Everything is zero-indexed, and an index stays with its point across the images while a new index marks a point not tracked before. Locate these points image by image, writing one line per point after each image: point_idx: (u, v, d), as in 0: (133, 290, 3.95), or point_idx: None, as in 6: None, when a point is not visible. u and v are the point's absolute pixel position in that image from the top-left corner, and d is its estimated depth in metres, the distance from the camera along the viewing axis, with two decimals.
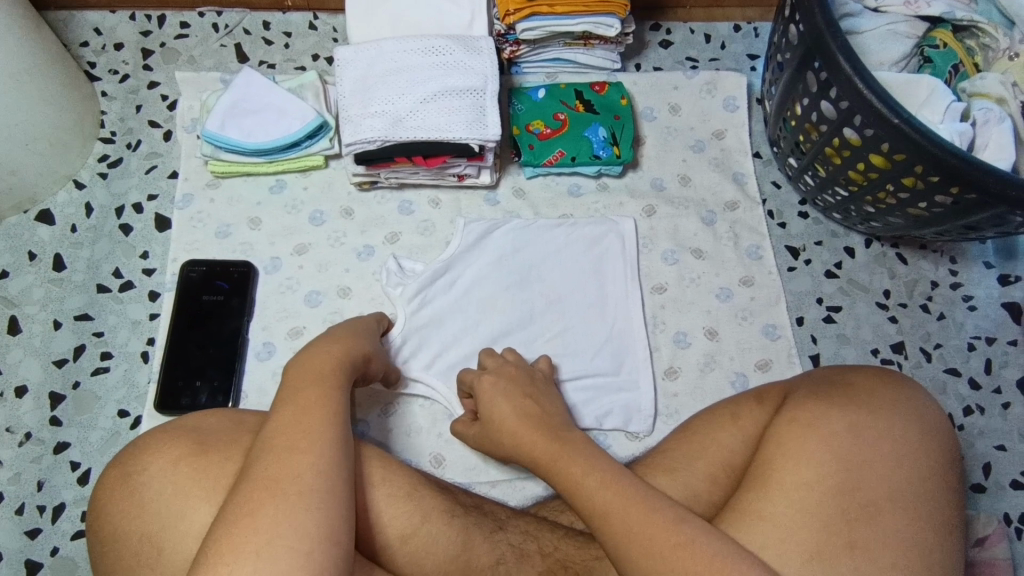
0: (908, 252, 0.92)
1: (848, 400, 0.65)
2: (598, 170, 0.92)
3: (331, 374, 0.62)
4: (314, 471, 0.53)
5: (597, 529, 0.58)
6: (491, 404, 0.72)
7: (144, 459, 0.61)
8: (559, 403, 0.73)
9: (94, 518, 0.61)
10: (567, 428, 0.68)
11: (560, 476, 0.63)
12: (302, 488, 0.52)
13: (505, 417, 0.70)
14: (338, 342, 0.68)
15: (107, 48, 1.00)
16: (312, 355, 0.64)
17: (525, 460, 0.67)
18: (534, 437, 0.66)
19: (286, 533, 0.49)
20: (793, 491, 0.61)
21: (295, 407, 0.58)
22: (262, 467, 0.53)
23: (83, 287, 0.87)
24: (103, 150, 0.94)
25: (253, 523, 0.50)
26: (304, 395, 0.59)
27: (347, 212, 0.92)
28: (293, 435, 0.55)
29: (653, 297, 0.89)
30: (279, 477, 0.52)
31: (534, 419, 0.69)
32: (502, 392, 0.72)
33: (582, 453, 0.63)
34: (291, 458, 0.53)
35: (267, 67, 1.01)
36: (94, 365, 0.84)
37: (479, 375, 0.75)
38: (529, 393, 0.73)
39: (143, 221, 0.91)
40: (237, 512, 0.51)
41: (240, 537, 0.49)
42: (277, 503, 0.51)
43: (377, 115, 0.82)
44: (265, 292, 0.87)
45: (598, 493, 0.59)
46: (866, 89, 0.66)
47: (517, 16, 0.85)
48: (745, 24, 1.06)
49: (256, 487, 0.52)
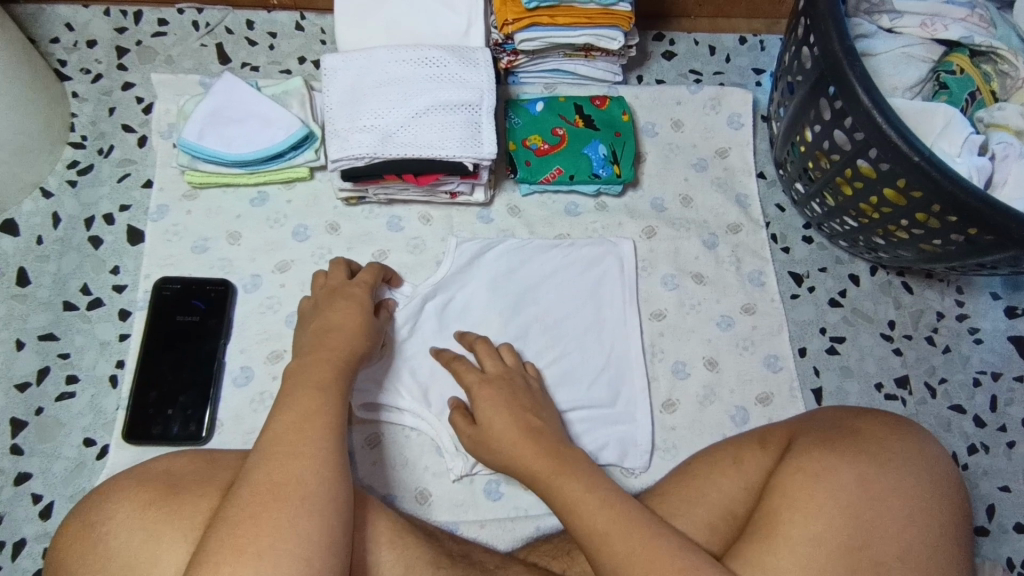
0: (914, 281, 0.89)
1: (856, 449, 0.62)
2: (597, 188, 0.88)
3: (333, 384, 0.62)
4: (318, 479, 0.54)
5: (595, 551, 0.57)
6: (490, 412, 0.69)
7: (108, 508, 0.57)
8: (555, 420, 0.71)
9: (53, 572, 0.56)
10: (565, 442, 0.66)
11: (558, 493, 0.61)
12: (304, 494, 0.53)
13: (504, 426, 0.67)
14: (336, 347, 0.66)
15: (79, 45, 0.94)
16: (313, 363, 0.64)
17: (521, 471, 0.65)
18: (533, 451, 0.64)
19: (288, 539, 0.50)
20: (798, 546, 0.58)
21: (299, 414, 0.58)
22: (262, 472, 0.54)
23: (49, 304, 0.82)
24: (72, 155, 0.89)
25: (258, 526, 0.50)
26: (306, 402, 0.59)
27: (333, 227, 0.87)
28: (294, 440, 0.56)
29: (652, 324, 0.86)
30: (283, 482, 0.53)
31: (534, 431, 0.67)
32: (501, 400, 0.70)
33: (584, 477, 0.61)
34: (295, 464, 0.54)
35: (250, 69, 0.95)
36: (59, 389, 0.79)
37: (478, 383, 0.73)
38: (528, 405, 0.71)
39: (114, 234, 0.85)
40: (239, 514, 0.51)
41: (244, 538, 0.50)
42: (281, 509, 0.51)
43: (366, 130, 0.77)
44: (244, 312, 0.82)
45: (598, 513, 0.58)
46: (884, 123, 0.63)
47: (516, 26, 0.81)
48: (751, 36, 1.02)
49: (262, 489, 0.52)
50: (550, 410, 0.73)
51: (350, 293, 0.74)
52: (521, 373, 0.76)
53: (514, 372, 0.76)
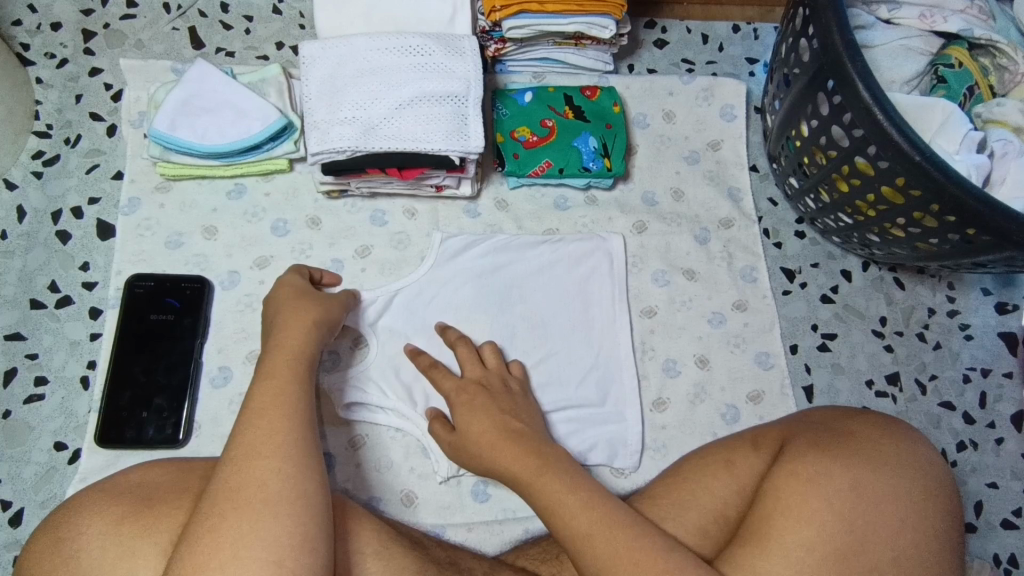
0: (906, 277, 0.88)
1: (850, 453, 0.61)
2: (587, 182, 0.86)
3: (292, 375, 0.59)
4: (280, 476, 0.52)
5: (579, 552, 0.55)
6: (467, 416, 0.68)
7: (78, 522, 0.54)
8: (538, 421, 0.69)
9: None
10: (546, 441, 0.64)
11: (540, 494, 0.59)
12: (266, 496, 0.50)
13: (482, 430, 0.65)
14: (297, 337, 0.64)
15: (43, 28, 0.90)
16: (280, 357, 0.61)
17: (505, 475, 0.62)
18: (511, 452, 0.62)
19: (252, 545, 0.48)
20: (792, 551, 0.56)
21: (256, 413, 0.55)
22: (221, 480, 0.52)
23: (14, 302, 0.78)
24: (38, 145, 0.85)
25: (217, 539, 0.48)
26: (263, 398, 0.57)
27: (314, 221, 0.84)
28: (255, 440, 0.53)
29: (641, 321, 0.84)
30: (242, 487, 0.51)
31: (513, 432, 0.65)
32: (479, 404, 0.68)
33: (568, 478, 0.59)
34: (254, 465, 0.52)
35: (224, 55, 0.91)
36: (27, 391, 0.75)
37: (456, 390, 0.71)
38: (507, 407, 0.69)
39: (83, 228, 0.82)
40: (201, 528, 0.49)
41: (205, 554, 0.48)
42: (241, 515, 0.49)
43: (347, 122, 0.74)
44: (221, 310, 0.79)
45: (581, 514, 0.56)
46: (885, 121, 0.61)
47: (504, 13, 0.78)
48: (745, 24, 1.00)
49: (219, 499, 0.50)
50: (531, 412, 0.71)
51: (284, 282, 0.72)
52: (501, 376, 0.74)
53: (495, 375, 0.74)
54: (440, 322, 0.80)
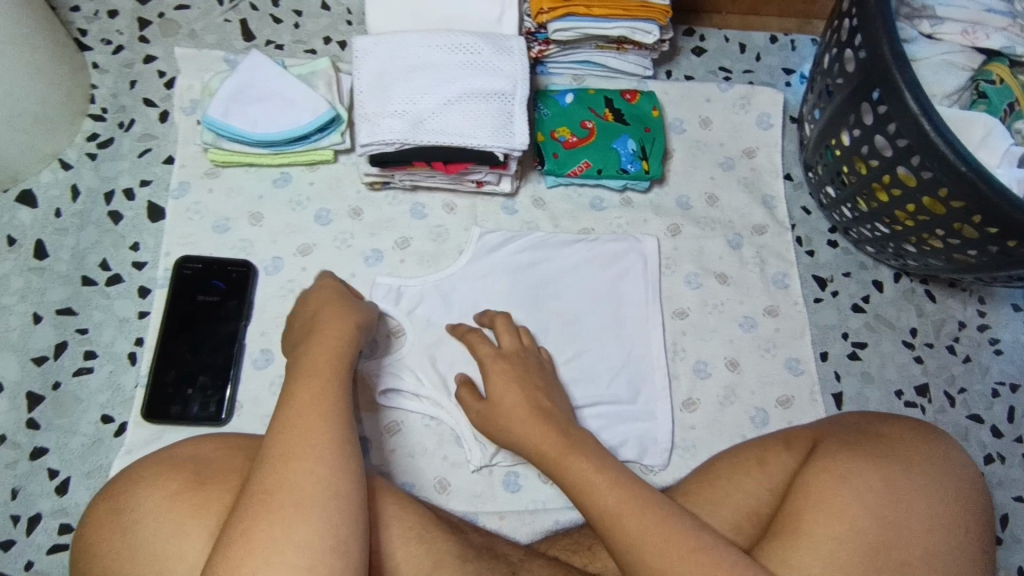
0: (937, 290, 0.89)
1: (880, 452, 0.62)
2: (624, 184, 0.87)
3: (330, 369, 0.57)
4: (315, 479, 0.50)
5: (605, 530, 0.56)
6: (501, 386, 0.69)
7: (136, 494, 0.56)
8: (568, 404, 0.71)
9: (81, 560, 0.55)
10: (576, 425, 0.65)
11: (568, 472, 0.60)
12: (300, 499, 0.49)
13: (514, 404, 0.67)
14: (335, 332, 0.62)
15: (100, 15, 0.93)
16: (317, 351, 0.59)
17: (533, 449, 0.64)
18: (542, 430, 0.64)
19: (284, 551, 0.46)
20: (824, 544, 0.57)
21: (293, 409, 0.53)
22: (256, 479, 0.50)
23: (67, 278, 0.81)
24: (92, 128, 0.87)
25: (249, 543, 0.47)
26: (303, 393, 0.55)
27: (356, 212, 0.86)
28: (291, 440, 0.51)
29: (673, 322, 0.85)
30: (275, 489, 0.49)
31: (543, 411, 0.66)
32: (513, 377, 0.70)
33: (597, 458, 0.60)
34: (289, 466, 0.50)
35: (274, 47, 0.93)
36: (76, 365, 0.78)
37: (493, 358, 0.72)
38: (539, 384, 0.70)
39: (134, 209, 0.84)
40: (235, 531, 0.47)
41: (236, 560, 0.46)
42: (273, 520, 0.48)
43: (396, 116, 0.76)
44: (264, 294, 0.81)
45: (608, 493, 0.57)
46: (932, 131, 0.62)
47: (552, 15, 0.80)
48: (782, 35, 1.01)
49: (252, 501, 0.49)
50: (559, 391, 0.72)
51: (325, 283, 0.72)
52: (535, 354, 0.75)
53: (529, 352, 0.75)
54: (481, 309, 0.82)
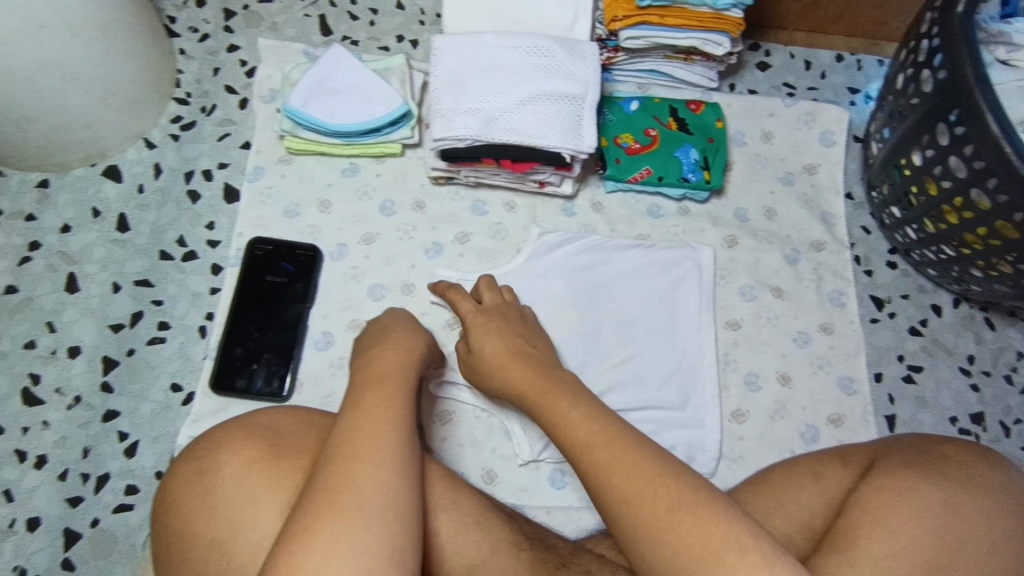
0: (996, 318, 0.88)
1: (942, 474, 0.61)
2: (684, 193, 0.88)
3: (398, 376, 0.60)
4: (376, 484, 0.51)
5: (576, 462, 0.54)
6: (482, 338, 0.71)
7: (218, 458, 0.58)
8: (549, 348, 0.72)
9: (163, 515, 0.58)
10: (555, 365, 0.67)
11: (545, 409, 0.60)
12: (362, 503, 0.49)
13: (495, 350, 0.69)
14: (401, 345, 0.64)
15: (189, 4, 0.97)
16: (382, 360, 0.61)
17: (515, 391, 0.65)
18: (521, 372, 0.65)
19: (343, 553, 0.47)
20: (881, 561, 0.57)
21: (359, 411, 0.55)
22: (322, 477, 0.51)
23: (146, 252, 0.85)
24: (177, 110, 0.92)
25: (310, 540, 0.47)
26: (371, 398, 0.56)
27: (419, 205, 0.89)
28: (356, 443, 0.53)
29: (725, 332, 0.86)
30: (339, 489, 0.50)
31: (523, 354, 0.68)
32: (494, 327, 0.72)
33: (572, 399, 0.59)
34: (352, 469, 0.51)
35: (350, 43, 0.97)
36: (150, 334, 0.81)
37: (475, 312, 0.74)
38: (521, 332, 0.72)
39: (212, 190, 0.88)
40: (297, 526, 0.48)
41: (297, 556, 0.47)
42: (336, 520, 0.48)
43: (470, 113, 0.78)
44: (328, 279, 0.84)
45: (580, 425, 0.56)
46: (1013, 154, 0.61)
47: (625, 22, 0.82)
48: (849, 54, 1.01)
49: (317, 498, 0.50)
50: (541, 337, 0.73)
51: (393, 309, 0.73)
52: (519, 309, 0.77)
53: (512, 305, 0.77)
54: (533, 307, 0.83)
